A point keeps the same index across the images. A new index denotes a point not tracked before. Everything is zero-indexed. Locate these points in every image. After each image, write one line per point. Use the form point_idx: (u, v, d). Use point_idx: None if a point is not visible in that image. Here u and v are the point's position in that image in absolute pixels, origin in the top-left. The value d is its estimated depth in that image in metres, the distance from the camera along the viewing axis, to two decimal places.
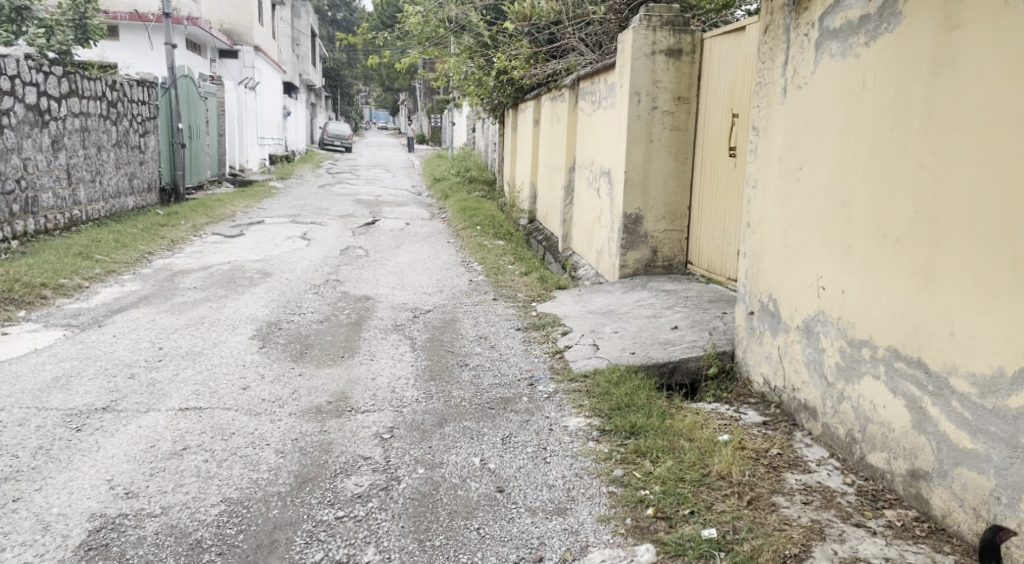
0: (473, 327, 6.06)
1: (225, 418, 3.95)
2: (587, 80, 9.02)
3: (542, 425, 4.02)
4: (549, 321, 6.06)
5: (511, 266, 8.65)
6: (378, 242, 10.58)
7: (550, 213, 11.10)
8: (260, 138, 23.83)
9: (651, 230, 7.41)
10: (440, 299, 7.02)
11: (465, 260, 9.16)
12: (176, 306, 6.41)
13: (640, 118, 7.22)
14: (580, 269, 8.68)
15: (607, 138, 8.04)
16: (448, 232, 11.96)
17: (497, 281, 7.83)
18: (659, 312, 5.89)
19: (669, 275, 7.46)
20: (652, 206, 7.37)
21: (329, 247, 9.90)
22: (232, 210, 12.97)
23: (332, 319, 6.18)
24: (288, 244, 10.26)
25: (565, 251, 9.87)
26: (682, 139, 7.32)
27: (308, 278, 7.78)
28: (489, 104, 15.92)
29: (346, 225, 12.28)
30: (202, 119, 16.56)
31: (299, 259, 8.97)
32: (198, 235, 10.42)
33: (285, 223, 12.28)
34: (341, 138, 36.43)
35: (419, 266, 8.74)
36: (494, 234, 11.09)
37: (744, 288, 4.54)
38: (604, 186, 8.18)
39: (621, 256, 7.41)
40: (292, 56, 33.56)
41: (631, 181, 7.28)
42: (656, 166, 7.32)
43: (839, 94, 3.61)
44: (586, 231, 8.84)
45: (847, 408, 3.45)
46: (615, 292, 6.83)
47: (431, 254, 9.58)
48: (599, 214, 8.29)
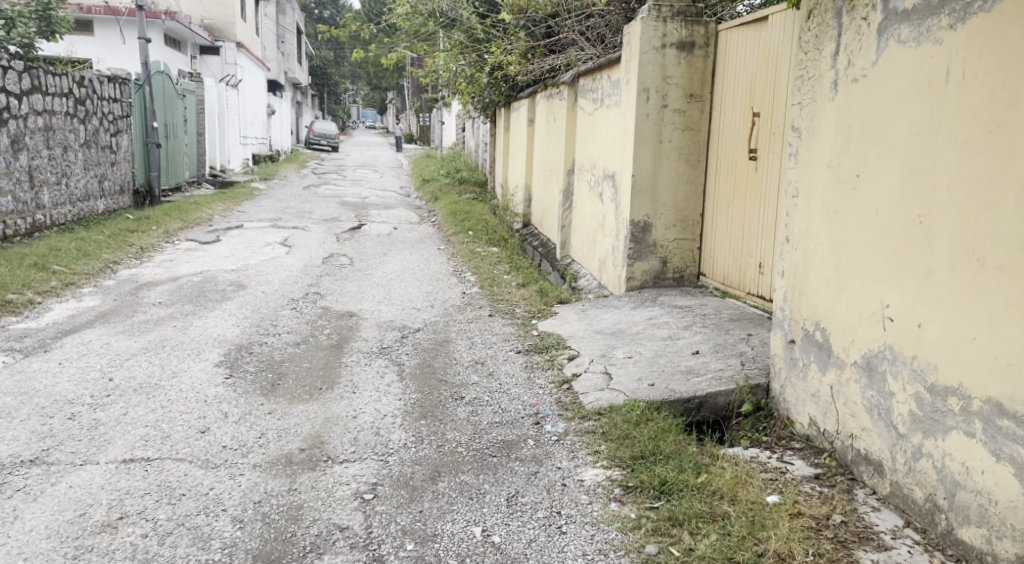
0: (468, 350, 5.43)
1: (176, 473, 3.33)
2: (588, 76, 8.42)
3: (553, 480, 3.39)
4: (553, 343, 5.46)
5: (508, 277, 8.03)
6: (364, 249, 9.94)
7: (547, 217, 10.54)
8: (243, 138, 23.14)
9: (660, 239, 6.81)
10: (431, 316, 6.39)
11: (457, 270, 8.55)
12: (135, 325, 5.76)
13: (649, 117, 6.63)
14: (581, 280, 8.12)
15: (611, 138, 7.45)
16: (438, 237, 11.34)
17: (493, 294, 7.21)
18: (676, 333, 5.28)
19: (680, 287, 6.87)
20: (661, 212, 6.77)
21: (310, 255, 9.26)
22: (209, 213, 12.32)
23: (311, 340, 5.54)
24: (266, 252, 9.63)
25: (564, 259, 9.27)
26: (694, 140, 6.73)
27: (285, 291, 7.16)
28: (480, 102, 15.32)
29: (329, 230, 11.64)
30: (180, 118, 15.89)
31: (277, 269, 8.33)
32: (170, 242, 9.78)
33: (265, 227, 11.63)
34: (327, 138, 35.71)
35: (407, 276, 8.10)
36: (487, 240, 10.47)
37: (782, 311, 3.95)
38: (607, 191, 7.59)
39: (629, 267, 6.81)
40: (277, 53, 32.81)
41: (639, 186, 6.69)
42: (666, 169, 6.72)
43: (909, 88, 3.03)
44: (587, 239, 8.26)
45: (926, 468, 2.87)
46: (623, 309, 6.22)
47: (421, 263, 8.95)
48: (602, 220, 7.70)
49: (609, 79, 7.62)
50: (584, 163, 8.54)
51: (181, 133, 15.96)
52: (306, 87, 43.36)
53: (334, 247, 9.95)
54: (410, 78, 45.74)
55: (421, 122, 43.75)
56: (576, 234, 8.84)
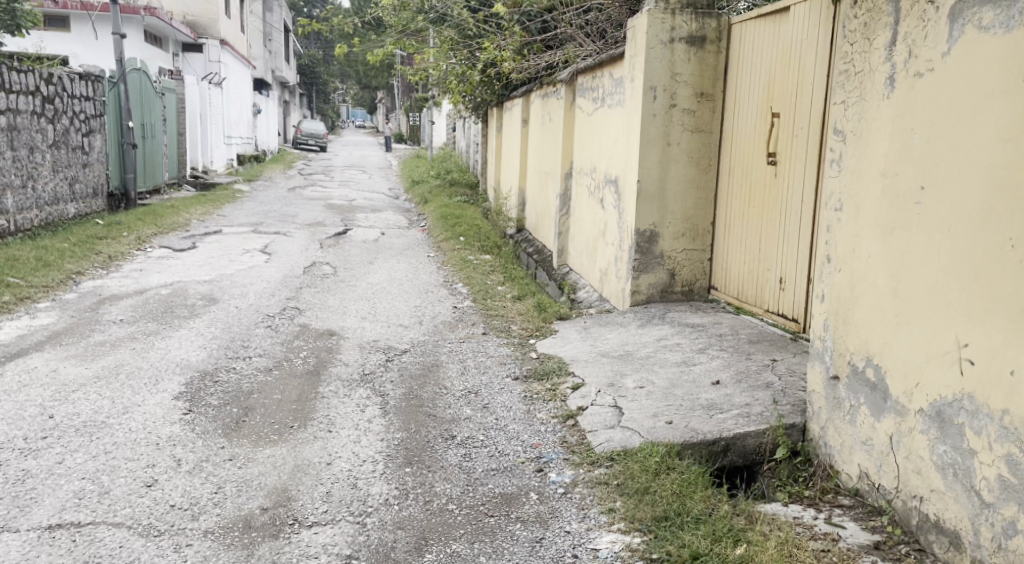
0: (458, 376, 4.89)
1: (110, 545, 2.80)
2: (588, 73, 7.89)
3: (561, 550, 2.88)
4: (554, 368, 4.92)
5: (503, 289, 7.49)
6: (348, 257, 9.40)
7: (542, 222, 10.05)
8: (227, 138, 22.56)
9: (667, 249, 6.29)
10: (419, 335, 5.86)
11: (447, 280, 8.03)
12: (89, 347, 5.22)
13: (656, 118, 6.11)
14: (580, 291, 7.62)
15: (614, 140, 6.92)
16: (427, 243, 10.79)
17: (486, 309, 6.68)
18: (691, 357, 4.75)
19: (689, 302, 6.35)
20: (669, 221, 6.26)
21: (290, 264, 8.71)
22: (187, 218, 11.77)
23: (284, 365, 5.00)
24: (244, 260, 9.09)
25: (561, 268, 8.75)
26: (705, 142, 6.21)
27: (261, 305, 6.63)
28: (472, 101, 14.82)
29: (313, 236, 11.09)
30: (158, 117, 15.36)
31: (255, 280, 7.79)
32: (142, 250, 9.24)
33: (245, 233, 11.09)
34: (315, 138, 35.09)
35: (394, 288, 7.56)
36: (479, 247, 9.94)
37: (821, 340, 3.43)
38: (609, 197, 7.08)
39: (635, 281, 6.29)
40: (263, 51, 32.15)
41: (645, 193, 6.18)
42: (674, 174, 6.20)
43: (998, 84, 2.52)
44: (588, 247, 7.75)
45: (1022, 547, 2.39)
46: (630, 328, 5.70)
47: (409, 272, 8.40)
48: (604, 229, 7.19)
49: (611, 76, 7.09)
50: (584, 166, 8.02)
51: (159, 133, 15.42)
52: (293, 86, 42.71)
53: (317, 255, 9.40)
54: (399, 77, 45.10)
55: (411, 122, 43.15)
56: (574, 241, 8.35)
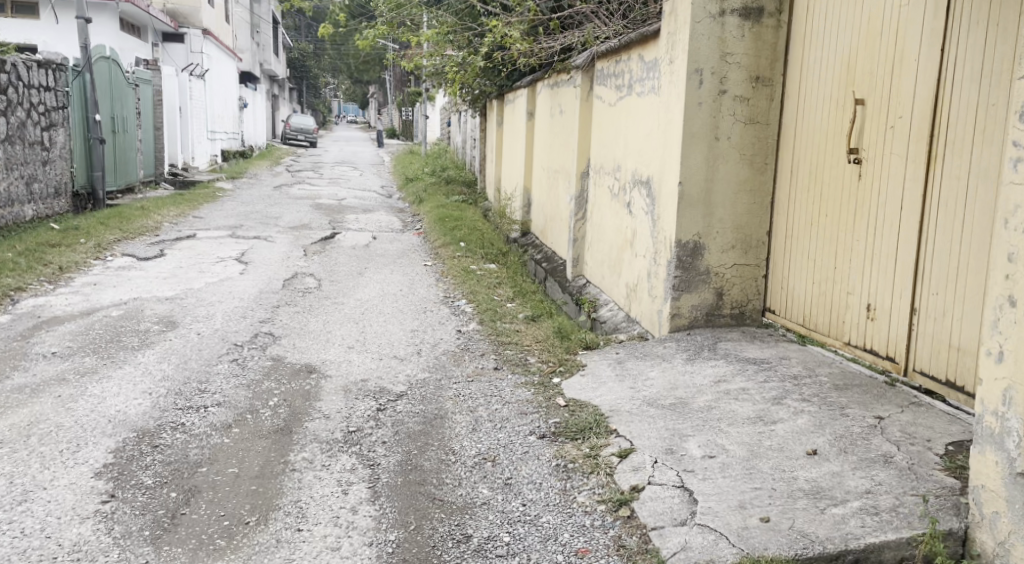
0: (468, 434, 3.85)
1: None
2: (613, 57, 6.87)
3: None
4: (589, 422, 3.87)
5: (513, 310, 6.45)
6: (335, 266, 8.36)
7: (553, 226, 9.05)
8: (211, 134, 21.46)
9: (714, 265, 5.25)
10: (416, 373, 4.82)
11: (448, 295, 7.00)
12: (3, 394, 4.18)
13: (702, 107, 5.08)
14: (604, 310, 6.60)
15: (646, 134, 5.90)
16: (424, 249, 9.75)
17: (496, 336, 5.65)
18: (767, 410, 3.71)
19: (740, 328, 5.32)
20: (716, 230, 5.22)
21: (268, 276, 7.65)
22: (158, 221, 10.71)
23: (248, 420, 3.95)
24: (216, 270, 8.05)
25: (577, 280, 7.75)
26: (760, 136, 5.18)
27: (228, 332, 5.58)
28: (471, 93, 13.76)
29: (296, 241, 10.03)
30: (131, 110, 14.31)
31: (225, 297, 6.74)
32: (100, 261, 8.19)
33: (221, 238, 10.03)
34: (305, 133, 33.96)
35: (387, 306, 6.51)
36: (483, 254, 8.91)
37: (997, 417, 2.43)
38: (640, 202, 6.06)
39: (675, 302, 5.26)
40: (250, 43, 30.98)
41: (689, 198, 5.16)
42: (723, 174, 5.17)
43: None
44: (612, 258, 6.75)
45: None
46: (675, 362, 4.66)
47: (403, 287, 7.35)
48: (633, 238, 6.19)
49: (642, 60, 6.07)
50: (607, 165, 7.01)
51: (133, 127, 14.36)
52: (283, 79, 41.49)
53: (299, 264, 8.36)
54: (392, 70, 43.91)
55: (404, 115, 41.99)
56: (595, 251, 7.34)
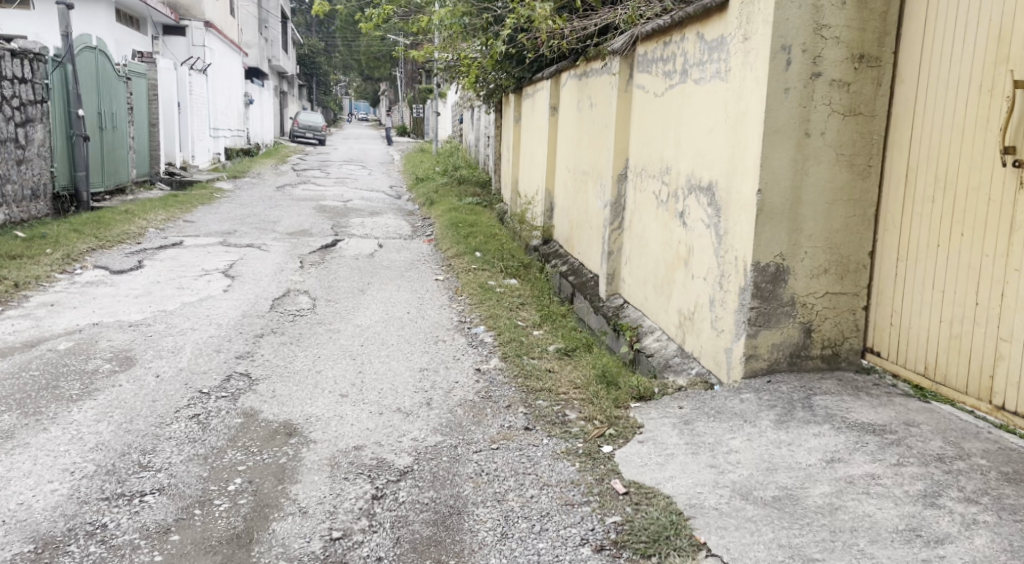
0: (497, 546, 2.84)
1: None
2: (662, 38, 5.82)
3: None
4: (661, 524, 2.85)
5: (541, 342, 5.41)
6: (333, 282, 7.30)
7: (582, 233, 8.02)
8: (212, 130, 20.48)
9: (801, 291, 4.20)
10: (425, 436, 3.76)
11: (463, 321, 5.93)
12: None
13: (789, 96, 4.03)
14: (653, 341, 5.53)
15: (707, 129, 4.85)
16: (435, 259, 8.71)
17: (524, 379, 4.58)
18: (922, 520, 2.71)
19: (833, 374, 4.23)
20: (805, 249, 4.18)
21: (256, 294, 6.62)
22: (141, 226, 9.68)
23: (194, 519, 2.93)
24: (197, 286, 7.01)
25: (612, 300, 6.71)
26: (861, 132, 4.12)
27: (194, 373, 4.53)
28: (486, 87, 12.71)
29: (293, 250, 8.99)
30: (123, 105, 13.32)
31: (202, 322, 5.70)
32: (66, 275, 7.17)
33: (210, 247, 9.00)
34: (313, 130, 32.99)
35: (391, 335, 5.46)
36: (502, 266, 7.85)
37: None
38: (698, 211, 5.02)
39: (751, 339, 4.22)
40: (257, 36, 29.99)
41: (771, 210, 4.11)
42: (813, 180, 4.13)
43: None
44: (659, 277, 5.72)
45: None
46: (762, 426, 3.60)
47: (411, 309, 6.30)
48: (689, 254, 5.14)
49: (701, 39, 5.01)
50: (652, 166, 5.97)
51: (124, 122, 13.36)
52: (294, 73, 40.50)
53: (292, 279, 7.31)
54: (403, 65, 42.89)
55: (414, 113, 40.99)
56: (635, 266, 6.29)
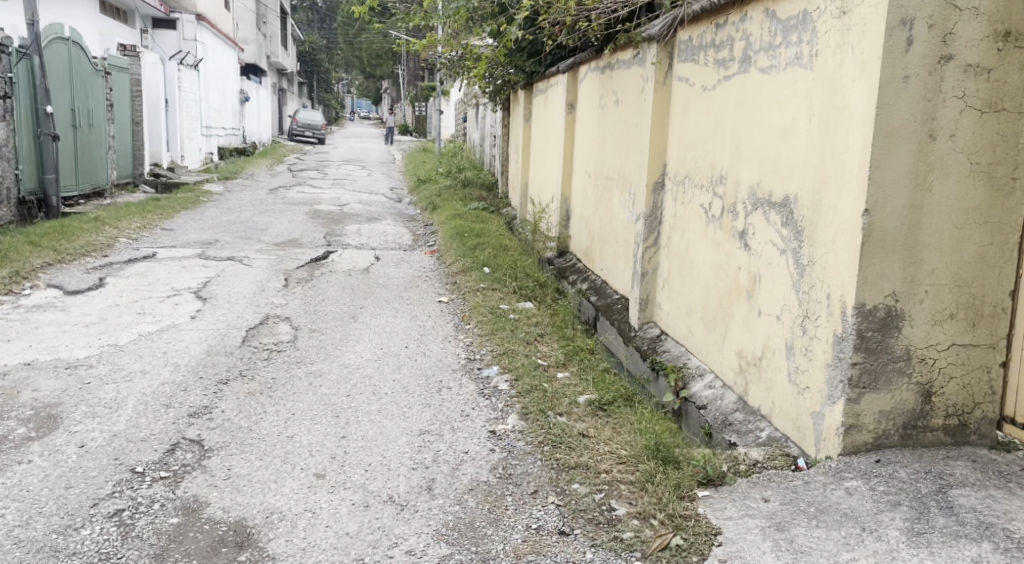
0: None
1: None
2: (712, 20, 4.86)
3: None
4: None
5: (568, 390, 4.42)
6: (321, 305, 6.34)
7: (605, 248, 7.04)
8: (204, 129, 19.51)
9: (921, 341, 3.24)
10: (425, 548, 2.81)
11: (471, 361, 4.96)
12: None
13: (910, 85, 3.09)
14: (706, 388, 4.54)
15: (782, 129, 3.90)
16: (438, 275, 7.74)
17: (553, 448, 3.62)
18: None
19: (960, 451, 3.29)
20: (924, 288, 3.22)
21: (229, 322, 5.65)
22: (112, 237, 8.69)
23: None
24: (160, 311, 6.02)
25: (646, 329, 5.73)
26: (1001, 135, 3.18)
27: (128, 441, 3.55)
28: (495, 83, 11.76)
29: (279, 264, 8.03)
30: (102, 101, 12.34)
31: (157, 361, 4.72)
32: (11, 298, 6.17)
33: (185, 261, 8.01)
34: (312, 128, 32.00)
35: (385, 382, 4.49)
36: (514, 286, 6.87)
37: None
38: (766, 231, 4.05)
39: (853, 405, 3.24)
40: (254, 32, 28.98)
41: (883, 236, 3.16)
42: (938, 197, 3.18)
43: None
44: (709, 310, 4.75)
45: None
46: (891, 541, 2.67)
47: (409, 344, 5.32)
48: (753, 284, 4.17)
49: (771, 17, 4.06)
50: (699, 174, 5.01)
51: (103, 120, 12.37)
52: (293, 71, 39.53)
53: (274, 302, 6.34)
54: (405, 62, 41.88)
55: (415, 112, 40.07)
56: (676, 290, 5.32)
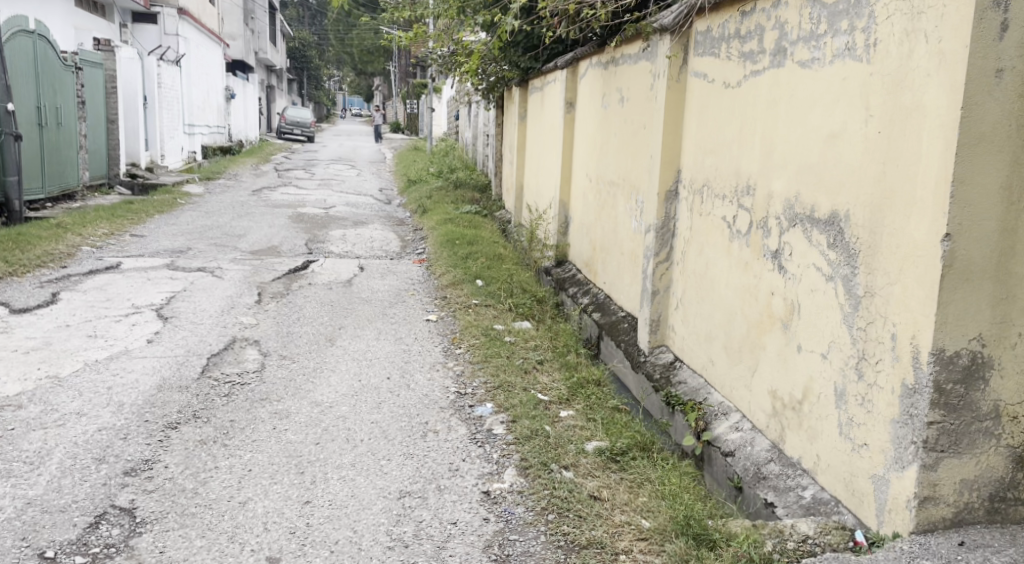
0: None
1: None
2: (736, 7, 4.26)
3: None
4: None
5: (574, 435, 3.82)
6: (297, 325, 5.72)
7: (608, 260, 6.45)
8: (187, 127, 18.81)
9: (1014, 395, 2.71)
10: None
11: (463, 397, 4.35)
12: None
13: (1003, 82, 2.53)
14: (733, 431, 3.95)
15: (826, 132, 3.31)
16: (426, 288, 7.13)
17: (562, 516, 3.03)
18: None
19: None
20: (1017, 329, 2.68)
21: (189, 348, 5.02)
22: (74, 245, 8.04)
23: None
24: (113, 334, 5.39)
25: (658, 354, 5.14)
26: None
27: (41, 514, 2.93)
28: (488, 81, 11.14)
29: (254, 275, 7.39)
30: (72, 98, 11.67)
31: (97, 399, 4.09)
32: None
33: (150, 272, 7.37)
34: (300, 126, 31.32)
35: (361, 426, 3.88)
36: (510, 302, 6.26)
37: None
38: (807, 252, 3.45)
39: (929, 473, 2.66)
40: (240, 27, 28.28)
41: (969, 267, 2.59)
42: None
43: None
44: (733, 340, 4.16)
45: None
46: None
47: (392, 374, 4.70)
48: (791, 312, 3.58)
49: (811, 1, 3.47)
50: (720, 182, 4.42)
51: (73, 119, 11.70)
52: (281, 68, 38.80)
53: (243, 322, 5.72)
54: (397, 58, 41.19)
55: (407, 110, 39.37)
56: (693, 312, 4.73)
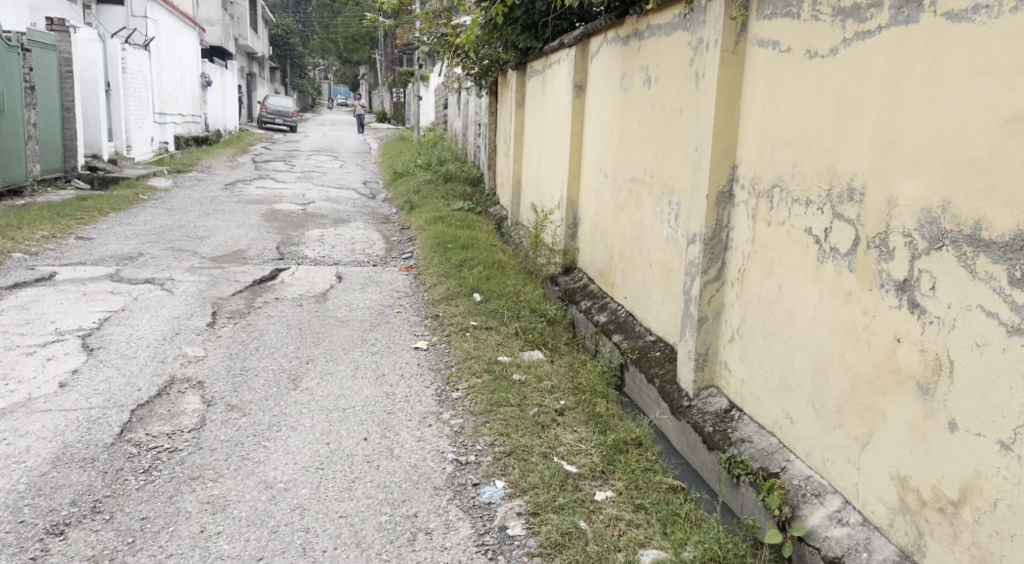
0: None
1: None
2: None
3: None
4: None
5: (621, 539, 2.78)
6: (254, 358, 4.61)
7: (630, 271, 5.37)
8: (157, 116, 17.58)
9: None
10: None
11: (465, 469, 3.27)
12: None
13: None
14: (835, 525, 2.90)
15: (1000, 114, 2.28)
16: (414, 304, 6.05)
17: None
18: None
19: None
20: None
21: (110, 396, 3.90)
22: (4, 253, 6.89)
23: None
24: (18, 372, 4.26)
25: (704, 397, 4.09)
26: None
27: None
28: (483, 64, 10.00)
29: (210, 288, 6.27)
30: (18, 83, 10.46)
31: None
32: None
33: (87, 285, 6.23)
34: (283, 116, 30.05)
35: (323, 525, 2.83)
36: (516, 324, 5.19)
37: None
38: (966, 287, 2.39)
39: None
40: (218, 11, 26.86)
41: None
42: None
43: None
44: (825, 394, 3.10)
45: None
46: None
47: (371, 432, 3.61)
48: (931, 369, 2.52)
49: None
50: (800, 181, 3.35)
51: (20, 105, 10.51)
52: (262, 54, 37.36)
53: (188, 354, 4.61)
54: (383, 46, 39.87)
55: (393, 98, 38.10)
56: (756, 348, 3.66)
